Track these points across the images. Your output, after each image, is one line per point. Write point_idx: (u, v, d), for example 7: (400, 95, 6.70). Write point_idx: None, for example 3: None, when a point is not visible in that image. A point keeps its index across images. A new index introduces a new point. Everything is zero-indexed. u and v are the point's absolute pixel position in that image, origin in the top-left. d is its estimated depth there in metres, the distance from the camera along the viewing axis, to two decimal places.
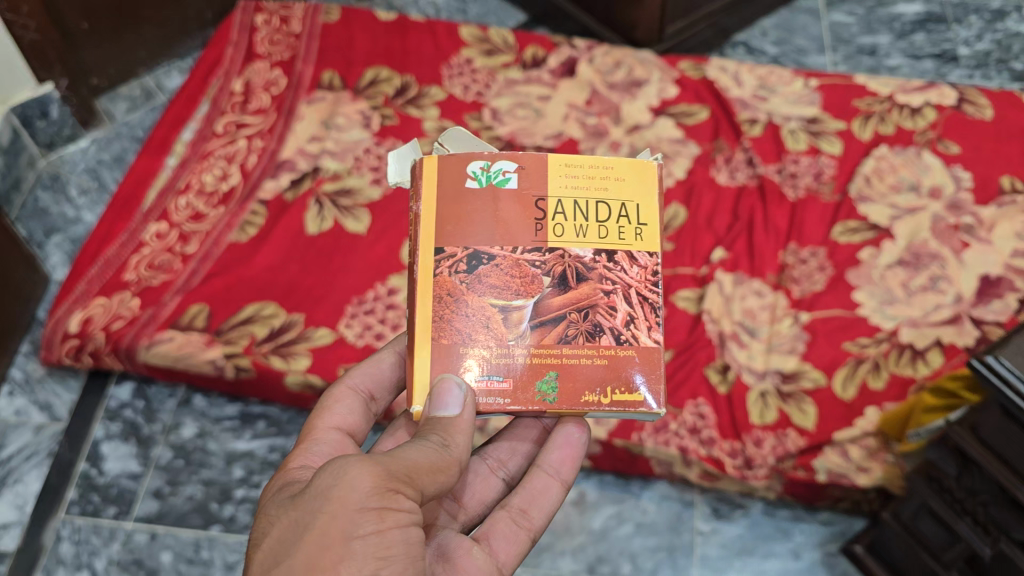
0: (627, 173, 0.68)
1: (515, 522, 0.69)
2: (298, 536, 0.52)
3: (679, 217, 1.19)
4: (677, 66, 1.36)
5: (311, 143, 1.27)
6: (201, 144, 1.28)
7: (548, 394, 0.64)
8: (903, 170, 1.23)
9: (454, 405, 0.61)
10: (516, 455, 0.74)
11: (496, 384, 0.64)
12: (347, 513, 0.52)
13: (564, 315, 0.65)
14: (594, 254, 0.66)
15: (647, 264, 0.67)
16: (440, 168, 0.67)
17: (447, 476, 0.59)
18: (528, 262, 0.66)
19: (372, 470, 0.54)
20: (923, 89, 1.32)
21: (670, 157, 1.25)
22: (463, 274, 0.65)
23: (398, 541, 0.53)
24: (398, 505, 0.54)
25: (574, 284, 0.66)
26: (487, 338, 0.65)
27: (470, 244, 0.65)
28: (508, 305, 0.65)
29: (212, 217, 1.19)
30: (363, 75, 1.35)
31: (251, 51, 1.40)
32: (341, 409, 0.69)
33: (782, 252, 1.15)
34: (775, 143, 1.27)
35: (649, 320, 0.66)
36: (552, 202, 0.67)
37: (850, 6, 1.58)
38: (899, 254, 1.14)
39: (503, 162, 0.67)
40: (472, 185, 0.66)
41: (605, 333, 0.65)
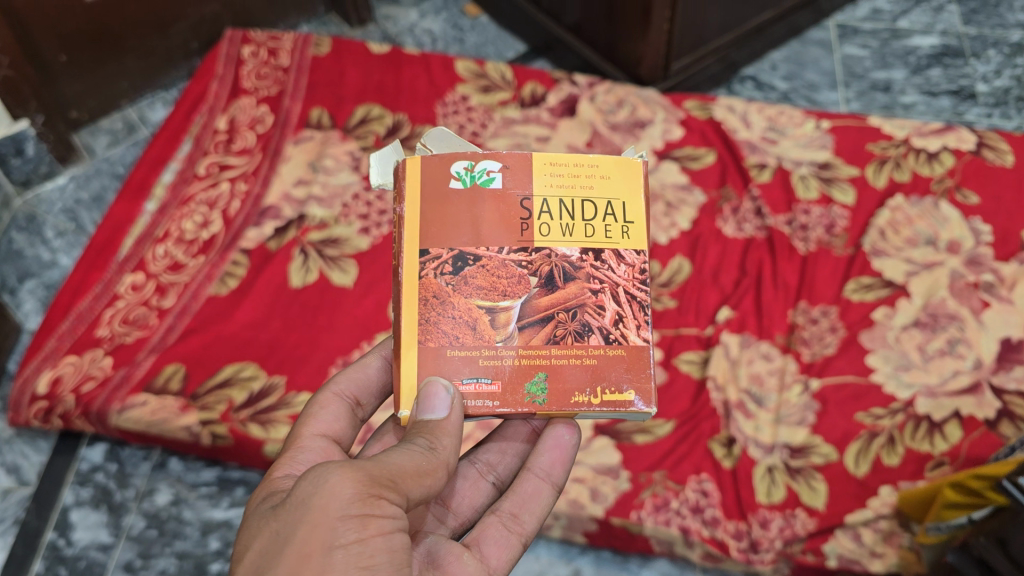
0: (611, 170, 0.68)
1: (506, 526, 0.66)
2: (278, 548, 0.51)
3: (683, 271, 1.13)
4: (683, 105, 1.30)
5: (297, 187, 1.21)
6: (182, 188, 1.22)
7: (538, 395, 0.63)
8: (920, 221, 1.16)
9: (441, 408, 0.60)
10: (505, 457, 0.73)
11: (485, 387, 0.63)
12: (328, 522, 0.51)
13: (551, 316, 0.65)
14: (581, 253, 0.66)
15: (634, 262, 0.67)
16: (424, 170, 0.67)
17: (434, 480, 0.57)
18: (514, 262, 0.65)
19: (352, 475, 0.52)
20: (941, 133, 1.26)
21: (674, 206, 1.19)
22: (449, 275, 0.65)
23: (382, 550, 0.51)
24: (381, 512, 0.52)
25: (561, 283, 0.65)
26: (474, 339, 0.64)
27: (456, 245, 0.65)
28: (494, 306, 0.65)
29: (191, 267, 1.14)
30: (353, 112, 1.29)
31: (236, 85, 1.33)
32: (326, 416, 0.65)
33: (792, 312, 1.09)
34: (785, 190, 1.21)
35: (637, 319, 0.66)
36: (537, 201, 0.67)
37: (864, 39, 1.52)
38: (915, 314, 1.08)
39: (487, 162, 0.67)
40: (456, 185, 0.66)
41: (594, 332, 0.65)
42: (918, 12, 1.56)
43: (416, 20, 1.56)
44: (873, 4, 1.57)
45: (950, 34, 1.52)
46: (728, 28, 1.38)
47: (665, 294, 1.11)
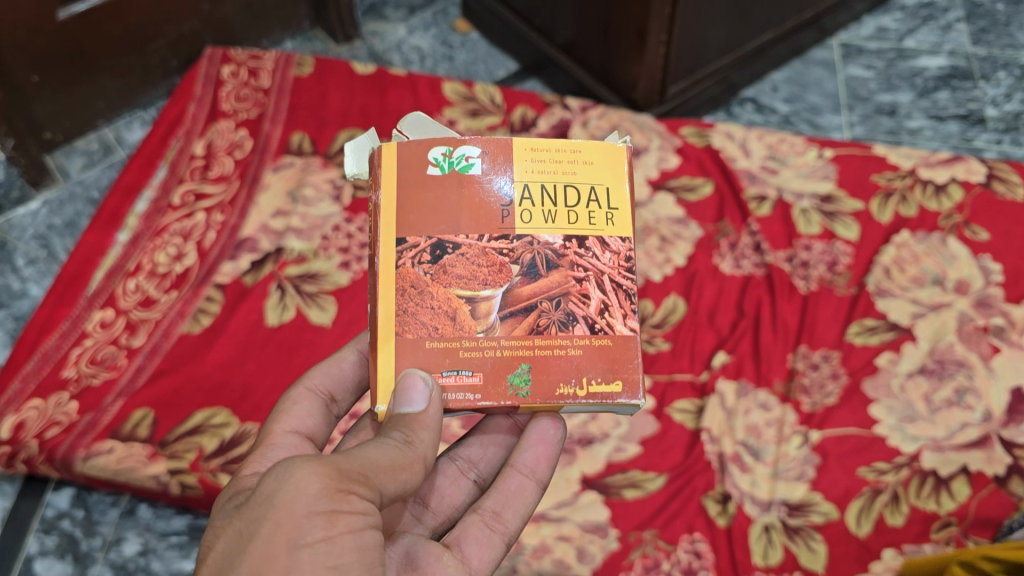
0: (594, 155, 0.67)
1: (488, 526, 0.68)
2: (243, 545, 0.51)
3: (677, 310, 1.08)
4: (679, 132, 1.25)
5: (275, 218, 1.16)
6: (155, 218, 1.16)
7: (520, 388, 0.62)
8: (926, 259, 1.11)
9: (419, 401, 0.59)
10: (487, 453, 0.74)
11: (466, 379, 0.62)
12: (295, 520, 0.50)
13: (534, 305, 0.64)
14: (565, 241, 0.65)
15: (619, 249, 0.66)
16: (401, 155, 0.65)
17: (410, 475, 0.57)
18: (494, 250, 0.64)
19: (321, 471, 0.52)
20: (949, 163, 1.21)
21: (669, 240, 1.14)
22: (427, 264, 0.64)
23: (350, 548, 0.51)
24: (350, 508, 0.52)
25: (545, 271, 0.64)
26: (453, 330, 0.63)
27: (435, 233, 0.64)
28: (474, 296, 0.64)
29: (163, 304, 1.09)
30: (336, 138, 1.24)
31: (215, 107, 1.28)
32: (298, 412, 0.67)
33: (791, 356, 1.04)
34: (785, 224, 1.15)
35: (624, 308, 0.65)
36: (519, 186, 0.65)
37: (868, 59, 1.47)
38: (921, 360, 1.03)
39: (465, 147, 0.66)
40: (434, 171, 0.65)
41: (579, 322, 0.65)
42: (925, 31, 1.51)
43: (405, 37, 1.50)
44: (878, 22, 1.52)
45: (958, 54, 1.47)
46: (728, 50, 1.33)
47: (658, 335, 1.06)
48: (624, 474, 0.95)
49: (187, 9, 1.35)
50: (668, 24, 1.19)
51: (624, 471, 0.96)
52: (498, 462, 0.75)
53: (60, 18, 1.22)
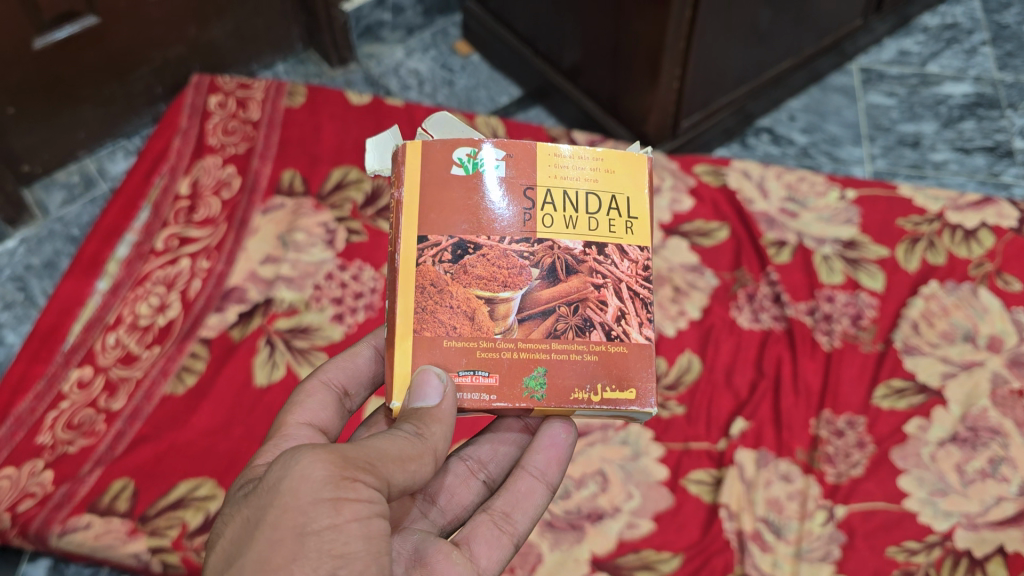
0: (615, 164, 0.67)
1: (497, 525, 0.65)
2: (249, 534, 0.50)
3: (693, 369, 1.01)
4: (693, 171, 1.18)
5: (265, 265, 1.09)
6: (137, 265, 1.09)
7: (536, 391, 0.62)
8: (956, 312, 1.05)
9: (432, 396, 0.58)
10: (498, 456, 0.72)
11: (482, 379, 0.61)
12: (301, 506, 0.49)
13: (552, 309, 0.64)
14: (584, 247, 0.65)
15: (637, 258, 0.66)
16: (425, 154, 0.65)
17: (420, 465, 0.56)
18: (515, 253, 0.64)
19: (326, 457, 0.51)
20: (978, 206, 1.14)
21: (684, 291, 1.07)
22: (448, 264, 0.63)
23: (357, 536, 0.50)
24: (357, 495, 0.51)
25: (564, 276, 0.64)
26: (471, 331, 0.62)
27: (457, 232, 0.64)
28: (494, 297, 0.63)
29: (144, 360, 1.02)
30: (329, 176, 1.16)
31: (201, 142, 1.20)
32: (313, 404, 0.63)
33: (814, 421, 0.97)
34: (806, 273, 1.09)
35: (640, 316, 0.65)
36: (541, 191, 0.65)
37: (890, 86, 1.40)
38: (953, 427, 0.96)
39: (490, 151, 0.65)
40: (458, 171, 0.65)
41: (596, 328, 0.64)
42: (949, 55, 1.44)
43: (403, 59, 1.43)
44: (900, 45, 1.46)
45: (984, 80, 1.40)
46: (746, 79, 1.26)
47: (672, 398, 0.99)
48: (636, 553, 0.89)
49: (171, 34, 1.25)
50: (683, 58, 1.12)
51: (636, 550, 0.89)
52: (508, 464, 0.72)
53: (36, 47, 1.13)
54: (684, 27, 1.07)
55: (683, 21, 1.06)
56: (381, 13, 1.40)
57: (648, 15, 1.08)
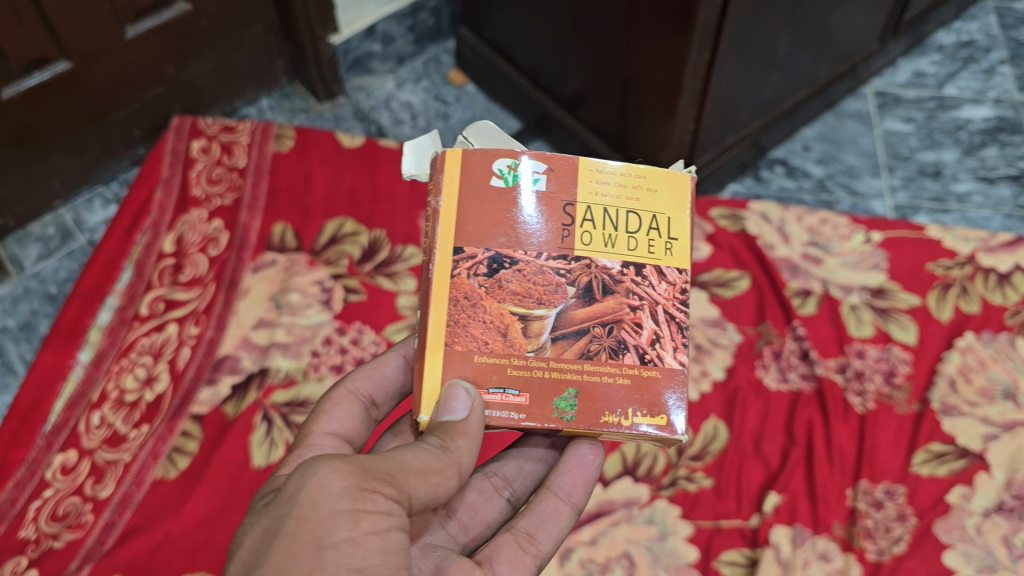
0: (658, 183, 0.64)
1: (521, 546, 0.65)
2: (267, 545, 0.50)
3: (719, 437, 0.95)
4: (709, 216, 1.13)
5: (258, 329, 1.00)
6: (121, 332, 1.01)
7: (566, 412, 0.60)
8: (994, 366, 0.99)
9: (461, 410, 0.58)
10: (523, 475, 0.72)
11: (512, 398, 0.60)
12: (319, 518, 0.49)
13: (586, 330, 0.62)
14: (622, 267, 0.63)
15: (675, 280, 0.63)
16: (465, 163, 0.63)
17: (443, 479, 0.56)
18: (551, 270, 0.62)
19: (344, 468, 0.51)
20: (1010, 247, 1.09)
21: (706, 349, 1.02)
22: (483, 277, 0.61)
23: (375, 550, 0.50)
24: (375, 507, 0.51)
25: (600, 296, 0.62)
26: (503, 347, 0.61)
27: (492, 245, 0.62)
28: (528, 313, 0.61)
29: (132, 441, 0.93)
30: (322, 229, 1.08)
31: (185, 193, 1.11)
32: (339, 413, 0.63)
33: (851, 492, 0.92)
34: (834, 325, 1.03)
35: (675, 340, 0.63)
36: (580, 208, 0.63)
37: (906, 110, 1.34)
38: (998, 495, 0.91)
39: (532, 163, 0.63)
40: (498, 183, 0.62)
41: (629, 350, 0.62)
42: (966, 75, 1.38)
43: (394, 90, 1.36)
44: (915, 65, 1.40)
45: (1004, 103, 1.34)
46: (761, 113, 1.19)
47: (699, 469, 0.93)
48: None
49: (150, 74, 1.17)
50: (699, 98, 1.06)
51: None
52: (532, 482, 0.73)
53: (5, 97, 1.04)
54: (702, 67, 1.01)
55: (702, 63, 1.00)
56: (370, 44, 1.30)
57: (663, 57, 1.01)
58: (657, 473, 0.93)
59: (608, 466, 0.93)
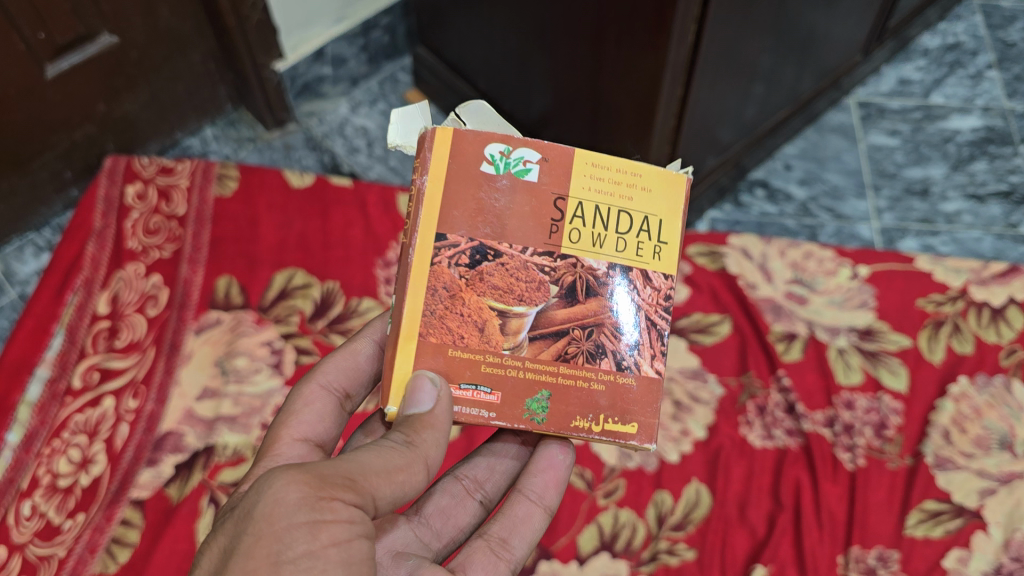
0: (654, 182, 0.57)
1: (494, 552, 0.60)
2: (221, 566, 0.45)
3: (701, 503, 0.89)
4: (687, 253, 1.07)
5: (203, 400, 0.92)
6: (52, 409, 0.93)
7: (537, 414, 0.56)
8: (990, 413, 0.93)
9: (425, 401, 0.53)
10: (494, 474, 0.66)
11: (484, 396, 0.55)
12: (275, 532, 0.45)
13: (565, 331, 0.57)
14: (608, 268, 0.57)
15: (660, 287, 0.58)
16: (456, 145, 0.55)
17: (409, 478, 0.51)
18: (536, 266, 0.56)
19: (300, 478, 0.46)
20: (1003, 278, 1.03)
21: (686, 406, 0.96)
22: (465, 268, 0.55)
23: (337, 562, 0.45)
24: (336, 516, 0.46)
25: (582, 297, 0.57)
26: (479, 343, 0.55)
27: (479, 234, 0.55)
28: (507, 310, 0.56)
29: (67, 533, 0.85)
30: (271, 281, 1.00)
31: (120, 246, 1.02)
32: (310, 416, 0.58)
33: (841, 559, 0.85)
34: (821, 372, 0.97)
35: (654, 347, 0.58)
36: (572, 203, 0.56)
37: (892, 122, 1.27)
38: (996, 557, 0.85)
39: (526, 149, 0.56)
40: (489, 170, 0.55)
41: (607, 355, 0.57)
42: (953, 81, 1.32)
43: (348, 115, 1.27)
44: (900, 72, 1.33)
45: (993, 111, 1.28)
46: (741, 136, 1.12)
47: (680, 540, 0.87)
48: None
49: (78, 113, 1.08)
50: (672, 134, 0.99)
51: None
52: (505, 482, 0.66)
53: None
54: (676, 103, 0.93)
55: (675, 99, 0.92)
56: (320, 67, 1.21)
57: (631, 91, 0.93)
58: (637, 547, 0.86)
59: (584, 540, 0.87)
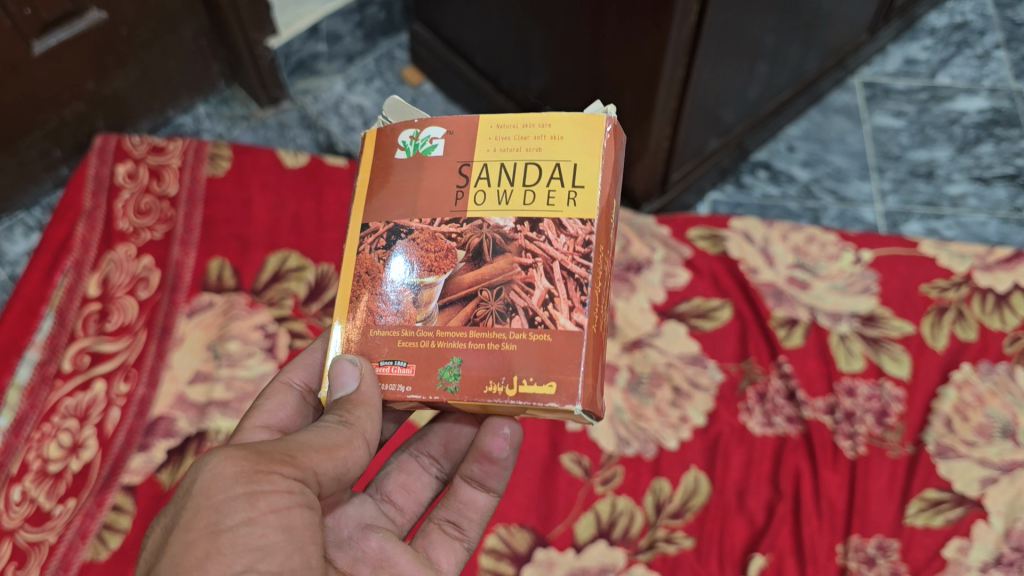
0: (565, 129, 0.56)
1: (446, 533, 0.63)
2: (164, 541, 0.46)
3: (700, 491, 0.88)
4: (687, 237, 1.06)
5: (195, 384, 0.91)
6: (42, 393, 0.91)
7: (450, 383, 0.53)
8: (993, 401, 0.92)
9: (351, 380, 0.53)
10: (451, 449, 0.65)
11: (400, 370, 0.54)
12: (213, 503, 0.45)
13: (472, 294, 0.55)
14: (517, 224, 0.55)
15: (577, 233, 0.55)
16: (379, 139, 0.59)
17: (349, 454, 0.51)
18: (443, 235, 0.56)
19: (237, 453, 0.47)
20: (1008, 264, 1.02)
21: (685, 392, 0.95)
22: (383, 251, 0.57)
23: (276, 527, 0.46)
24: (274, 486, 0.47)
25: (489, 257, 0.55)
26: (395, 319, 0.56)
27: (393, 216, 0.57)
28: (418, 282, 0.56)
29: (58, 519, 0.84)
30: (264, 264, 0.99)
31: (111, 227, 1.01)
32: (271, 409, 0.57)
33: (841, 548, 0.84)
34: (822, 359, 0.95)
35: (571, 300, 0.54)
36: (476, 166, 0.57)
37: (897, 103, 1.25)
38: (997, 547, 0.84)
39: (432, 127, 0.58)
40: (399, 154, 0.58)
41: (517, 314, 0.54)
42: (960, 62, 1.29)
43: (344, 93, 1.25)
44: (906, 52, 1.30)
45: (1000, 92, 1.25)
46: (744, 117, 1.10)
47: (678, 528, 0.86)
48: None
49: (66, 92, 1.05)
50: (674, 115, 0.96)
51: None
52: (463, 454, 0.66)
53: None
54: (677, 83, 0.91)
55: (676, 80, 0.90)
56: (315, 44, 1.19)
57: (633, 71, 0.91)
58: (635, 535, 0.85)
59: (581, 528, 0.86)
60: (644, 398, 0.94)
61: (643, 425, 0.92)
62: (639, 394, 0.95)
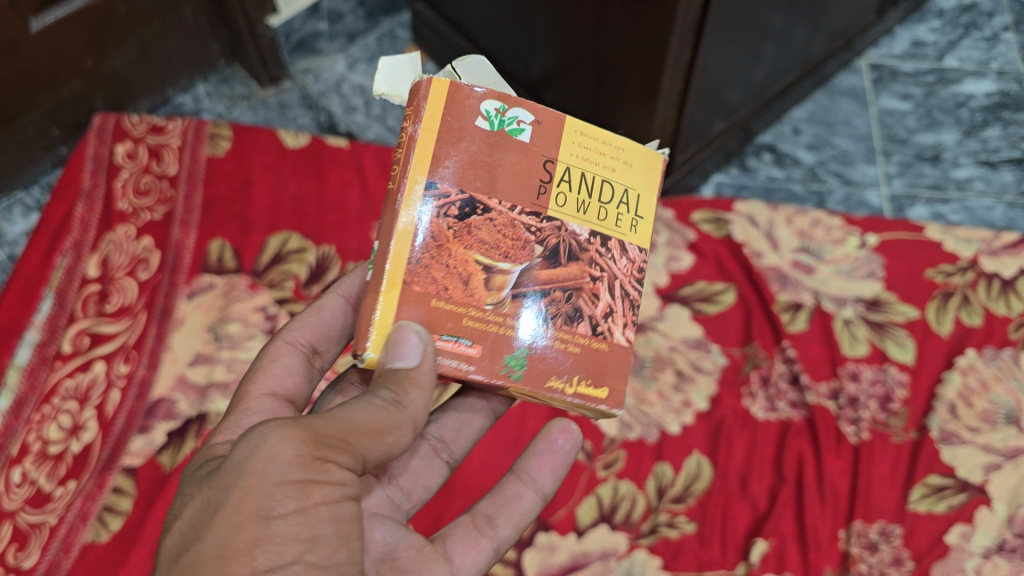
0: (635, 158, 0.58)
1: (477, 529, 0.61)
2: (206, 519, 0.44)
3: (702, 476, 0.87)
4: (691, 220, 1.05)
5: (195, 366, 0.90)
6: (42, 374, 0.91)
7: (515, 371, 0.53)
8: (998, 387, 0.91)
9: (412, 356, 0.49)
10: (461, 434, 0.65)
11: (464, 349, 0.52)
12: (266, 488, 0.44)
13: (546, 292, 0.55)
14: (591, 235, 0.56)
15: (635, 259, 0.58)
16: (453, 94, 0.53)
17: (395, 438, 0.50)
18: (523, 225, 0.54)
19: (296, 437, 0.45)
20: (1015, 248, 1.01)
21: (688, 376, 0.94)
22: (453, 219, 0.53)
23: (325, 520, 0.45)
24: (329, 477, 0.46)
25: (565, 260, 0.55)
26: (462, 296, 0.52)
27: (469, 187, 0.53)
28: (492, 265, 0.53)
29: (59, 500, 0.84)
30: (265, 245, 0.98)
31: (110, 207, 1.00)
32: (278, 371, 0.57)
33: (842, 533, 0.84)
34: (826, 344, 0.95)
35: (625, 317, 0.57)
36: (560, 167, 0.55)
37: (903, 85, 1.24)
38: (1000, 533, 0.84)
39: (521, 110, 0.54)
40: (483, 125, 0.53)
41: (584, 320, 0.56)
42: (968, 44, 1.28)
43: (345, 72, 1.24)
44: (914, 34, 1.29)
45: (1009, 75, 1.24)
46: (750, 98, 1.09)
47: (680, 513, 0.85)
48: None
49: (65, 70, 1.04)
50: (680, 97, 0.95)
51: None
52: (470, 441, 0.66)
53: None
54: (683, 64, 0.90)
55: (681, 62, 0.89)
56: (316, 23, 1.17)
57: (639, 52, 0.89)
58: (636, 520, 0.85)
59: (583, 512, 0.86)
60: (647, 382, 0.94)
61: (645, 410, 0.92)
62: (642, 377, 0.94)
